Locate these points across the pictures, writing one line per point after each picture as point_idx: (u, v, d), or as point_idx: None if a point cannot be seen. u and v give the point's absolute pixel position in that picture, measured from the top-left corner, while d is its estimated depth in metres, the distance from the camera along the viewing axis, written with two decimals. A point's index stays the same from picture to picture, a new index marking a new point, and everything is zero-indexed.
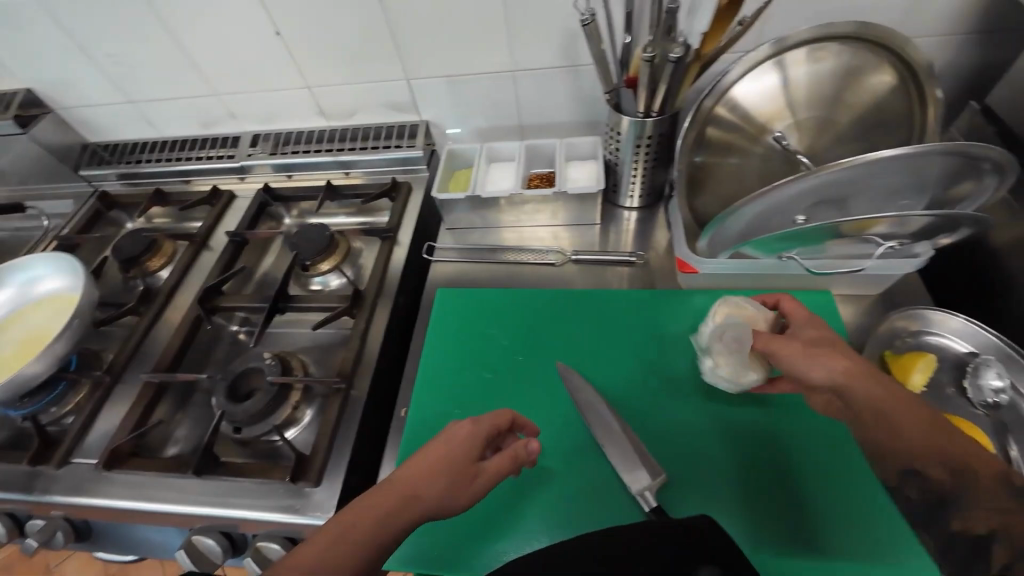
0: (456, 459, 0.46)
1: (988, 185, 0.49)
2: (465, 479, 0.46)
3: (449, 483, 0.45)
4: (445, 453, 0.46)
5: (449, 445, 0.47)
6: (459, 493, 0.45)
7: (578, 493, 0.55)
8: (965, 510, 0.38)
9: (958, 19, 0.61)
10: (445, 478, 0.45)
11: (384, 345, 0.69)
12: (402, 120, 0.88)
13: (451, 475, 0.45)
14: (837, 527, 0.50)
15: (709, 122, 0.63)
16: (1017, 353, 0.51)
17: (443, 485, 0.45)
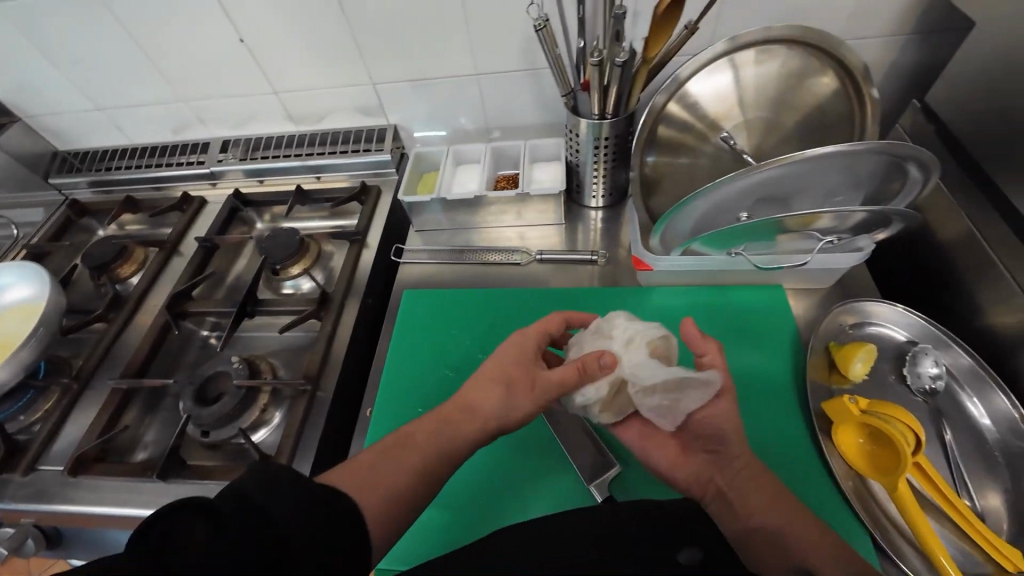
0: (512, 362, 0.52)
1: (916, 181, 0.51)
2: (524, 384, 0.50)
3: (506, 384, 0.50)
4: (502, 359, 0.52)
5: (501, 356, 0.52)
6: (517, 395, 0.50)
7: (545, 484, 0.56)
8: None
9: (898, 21, 0.63)
10: (502, 381, 0.50)
11: (352, 347, 0.71)
12: (371, 124, 0.89)
13: (504, 380, 0.50)
14: None
15: (661, 121, 0.65)
16: (951, 340, 0.54)
17: (501, 388, 0.50)
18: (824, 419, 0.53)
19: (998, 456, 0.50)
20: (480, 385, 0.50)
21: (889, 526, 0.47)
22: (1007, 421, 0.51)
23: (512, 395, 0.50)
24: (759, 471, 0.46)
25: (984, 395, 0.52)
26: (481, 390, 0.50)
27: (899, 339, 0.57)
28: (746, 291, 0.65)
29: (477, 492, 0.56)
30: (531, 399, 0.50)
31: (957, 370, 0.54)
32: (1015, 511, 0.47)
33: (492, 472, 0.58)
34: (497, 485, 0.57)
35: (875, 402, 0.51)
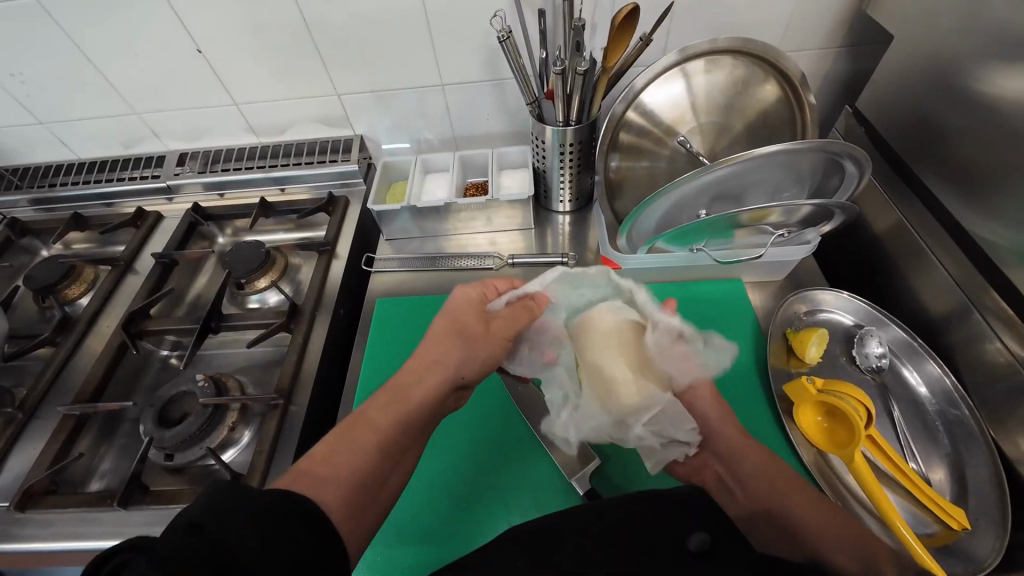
0: (466, 315, 0.54)
1: (852, 176, 0.56)
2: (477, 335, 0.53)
3: (463, 332, 0.52)
4: (456, 314, 0.54)
5: (453, 309, 0.55)
6: (474, 341, 0.52)
7: (526, 487, 0.57)
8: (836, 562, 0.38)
9: (828, 35, 0.70)
10: (458, 332, 0.52)
11: (323, 360, 0.69)
12: (336, 135, 0.88)
13: (435, 370, 0.49)
14: None
15: (621, 127, 0.68)
16: (888, 320, 0.60)
17: (454, 344, 0.51)
18: (787, 400, 0.56)
19: (937, 424, 0.54)
20: (433, 343, 0.51)
21: (850, 498, 0.50)
22: (941, 389, 0.56)
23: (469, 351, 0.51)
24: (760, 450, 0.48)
25: (922, 368, 0.57)
26: (437, 346, 0.51)
27: (848, 323, 0.62)
28: (709, 286, 0.68)
29: (459, 493, 0.57)
30: (490, 348, 0.53)
31: (896, 349, 0.59)
32: (955, 476, 0.51)
33: (473, 478, 0.58)
34: (483, 490, 0.57)
35: (831, 382, 0.54)
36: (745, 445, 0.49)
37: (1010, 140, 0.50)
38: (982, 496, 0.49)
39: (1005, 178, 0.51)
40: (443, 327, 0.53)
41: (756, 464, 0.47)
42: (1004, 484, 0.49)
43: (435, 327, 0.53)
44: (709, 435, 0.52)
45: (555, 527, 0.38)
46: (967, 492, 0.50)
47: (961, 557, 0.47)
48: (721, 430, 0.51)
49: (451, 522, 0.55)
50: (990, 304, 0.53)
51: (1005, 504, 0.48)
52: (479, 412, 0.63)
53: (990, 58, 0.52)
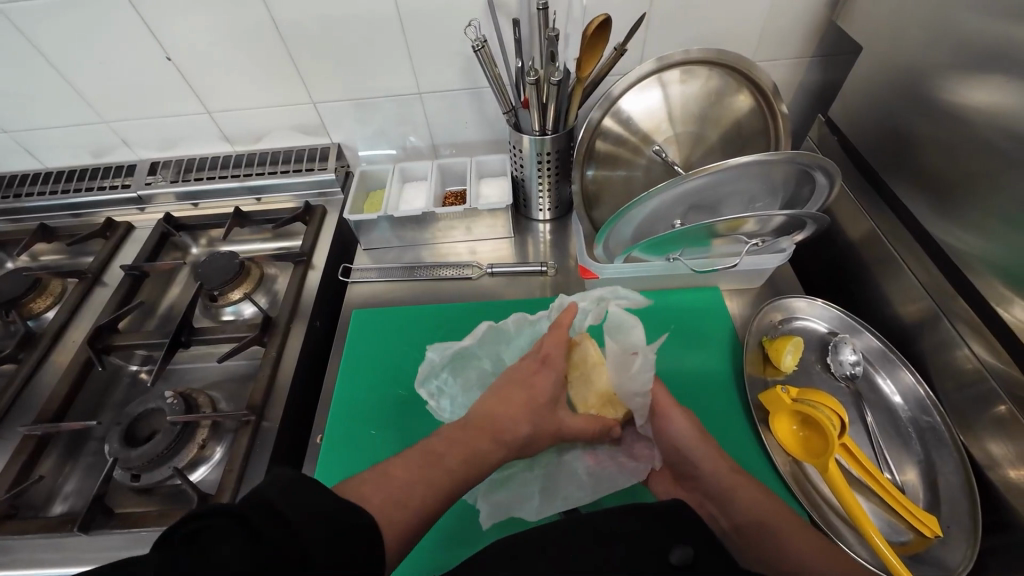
0: (540, 372, 0.52)
1: (823, 186, 0.56)
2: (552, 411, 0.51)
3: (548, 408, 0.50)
4: (527, 368, 0.52)
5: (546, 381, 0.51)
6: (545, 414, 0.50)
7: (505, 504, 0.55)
8: None
9: (802, 43, 0.70)
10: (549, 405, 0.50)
11: (298, 373, 0.67)
12: (313, 143, 0.87)
13: (509, 416, 0.48)
14: None
15: (598, 135, 0.68)
16: (860, 327, 0.60)
17: (528, 411, 0.49)
18: (762, 408, 0.56)
19: (910, 431, 0.55)
20: (507, 399, 0.49)
21: (824, 506, 0.51)
22: (915, 398, 0.56)
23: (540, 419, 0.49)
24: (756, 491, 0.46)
25: (897, 377, 0.57)
26: (513, 407, 0.48)
27: (821, 331, 0.62)
28: (686, 294, 0.68)
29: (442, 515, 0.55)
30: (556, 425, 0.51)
31: (869, 356, 0.59)
32: (928, 483, 0.52)
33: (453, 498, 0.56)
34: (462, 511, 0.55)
35: (807, 392, 0.54)
36: (738, 483, 0.47)
37: (980, 151, 0.51)
38: (954, 504, 0.49)
39: (973, 187, 0.52)
40: (519, 377, 0.51)
41: (751, 503, 0.45)
42: (974, 490, 0.49)
43: (514, 373, 0.52)
44: (697, 469, 0.49)
45: (527, 545, 0.37)
46: (938, 498, 0.51)
47: (933, 565, 0.47)
48: (704, 464, 0.49)
49: (452, 544, 0.53)
50: (959, 311, 0.53)
51: (976, 511, 0.48)
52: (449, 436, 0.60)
53: (956, 70, 0.53)
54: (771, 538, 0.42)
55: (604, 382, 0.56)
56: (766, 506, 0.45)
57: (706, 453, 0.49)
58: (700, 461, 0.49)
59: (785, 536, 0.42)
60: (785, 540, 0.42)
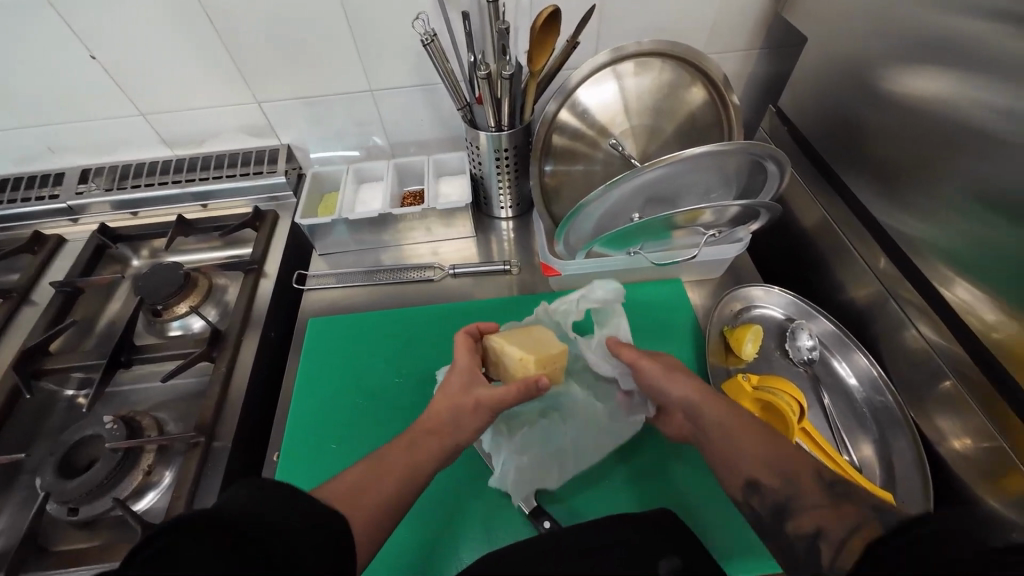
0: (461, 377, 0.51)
1: (775, 175, 0.57)
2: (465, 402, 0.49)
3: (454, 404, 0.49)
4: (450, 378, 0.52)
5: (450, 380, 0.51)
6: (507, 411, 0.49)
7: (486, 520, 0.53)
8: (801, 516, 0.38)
9: (750, 35, 0.71)
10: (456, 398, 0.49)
11: (252, 388, 0.64)
12: (260, 145, 0.83)
13: (456, 423, 0.48)
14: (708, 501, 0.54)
15: (554, 129, 0.67)
16: (815, 312, 0.62)
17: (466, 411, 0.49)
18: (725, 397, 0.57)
19: (865, 412, 0.57)
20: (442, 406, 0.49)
21: None
22: (869, 379, 0.58)
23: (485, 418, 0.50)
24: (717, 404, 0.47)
25: (852, 360, 0.59)
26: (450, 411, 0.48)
27: (779, 317, 0.64)
28: (649, 287, 0.69)
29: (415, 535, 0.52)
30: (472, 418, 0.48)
31: (825, 340, 0.61)
32: (884, 462, 0.53)
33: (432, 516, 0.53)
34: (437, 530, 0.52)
35: (766, 379, 0.55)
36: (703, 402, 0.48)
37: (922, 138, 0.53)
38: (909, 480, 0.51)
39: (917, 173, 0.53)
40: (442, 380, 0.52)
41: (715, 418, 0.46)
42: (926, 466, 0.51)
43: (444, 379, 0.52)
44: (669, 396, 0.50)
45: (492, 559, 0.36)
46: (893, 476, 0.52)
47: None
48: (671, 390, 0.50)
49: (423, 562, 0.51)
50: (906, 294, 0.55)
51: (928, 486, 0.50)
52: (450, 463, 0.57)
53: (895, 59, 0.54)
54: (733, 446, 0.44)
55: (511, 359, 0.53)
56: (726, 419, 0.46)
57: (674, 380, 0.50)
58: (670, 388, 0.50)
59: (744, 445, 0.44)
60: (743, 448, 0.44)
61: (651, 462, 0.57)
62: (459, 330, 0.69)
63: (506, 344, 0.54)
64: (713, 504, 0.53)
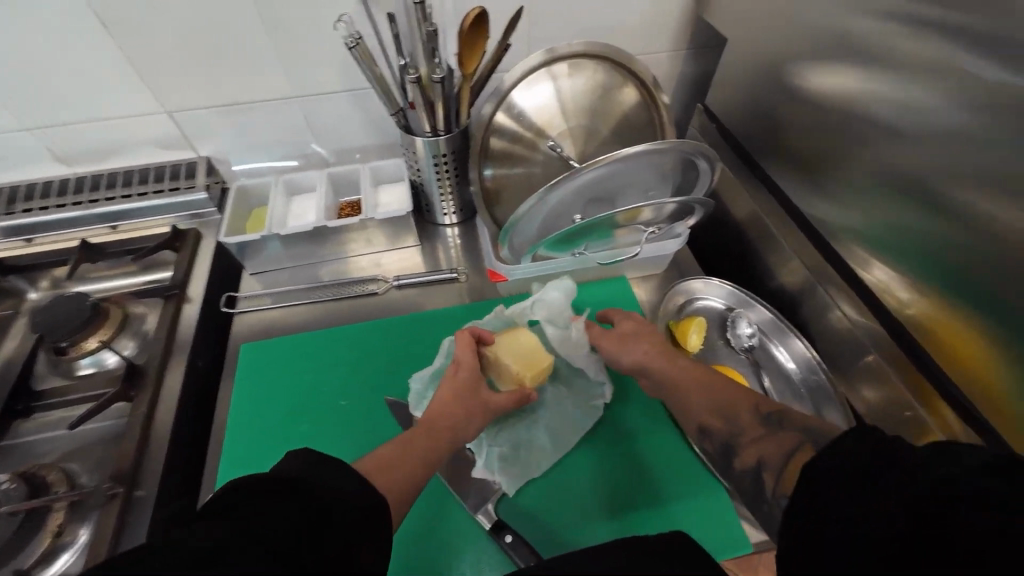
0: (462, 375, 0.52)
1: (707, 172, 0.59)
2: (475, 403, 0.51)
3: (464, 403, 0.50)
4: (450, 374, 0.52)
5: (459, 376, 0.52)
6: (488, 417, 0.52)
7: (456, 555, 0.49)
8: (747, 448, 0.40)
9: (675, 37, 0.74)
10: (464, 398, 0.50)
11: (180, 425, 0.58)
12: (175, 158, 0.76)
13: (463, 422, 0.49)
14: (680, 498, 0.52)
15: (492, 132, 0.66)
16: (752, 301, 0.64)
17: (464, 410, 0.50)
18: None
19: (803, 392, 0.60)
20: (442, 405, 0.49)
21: None
22: (805, 361, 0.61)
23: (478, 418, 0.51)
24: (660, 355, 0.51)
25: (789, 344, 0.62)
26: (449, 411, 0.49)
27: (720, 308, 0.66)
28: (596, 286, 0.69)
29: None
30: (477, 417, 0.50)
31: (763, 328, 0.64)
32: None
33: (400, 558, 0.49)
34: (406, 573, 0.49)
35: None
36: (651, 358, 0.52)
37: (833, 131, 0.56)
38: None
39: (833, 164, 0.57)
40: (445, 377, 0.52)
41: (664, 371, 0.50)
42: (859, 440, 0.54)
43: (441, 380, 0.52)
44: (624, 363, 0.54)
45: None
46: None
47: None
48: (622, 355, 0.54)
49: None
50: (831, 278, 0.59)
51: None
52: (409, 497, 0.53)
53: (805, 58, 0.58)
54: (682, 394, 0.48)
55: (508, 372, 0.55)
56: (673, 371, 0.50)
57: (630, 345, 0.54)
58: (624, 354, 0.54)
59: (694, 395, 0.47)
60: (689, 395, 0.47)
61: (618, 465, 0.55)
62: (409, 344, 0.66)
63: (506, 345, 0.56)
64: (681, 499, 0.52)
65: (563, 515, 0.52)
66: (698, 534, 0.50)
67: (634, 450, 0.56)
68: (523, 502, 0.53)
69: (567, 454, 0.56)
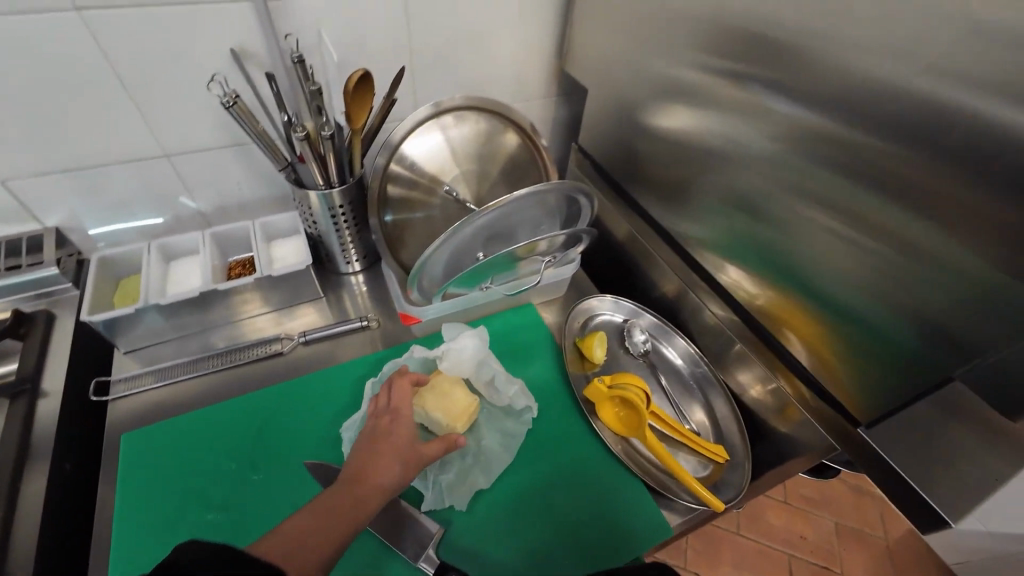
0: (398, 419, 0.52)
1: (589, 206, 0.67)
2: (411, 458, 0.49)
3: (398, 458, 0.48)
4: (387, 418, 0.52)
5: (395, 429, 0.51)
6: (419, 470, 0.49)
7: None
8: None
9: (544, 87, 0.84)
10: (397, 452, 0.49)
11: (46, 547, 0.48)
12: (11, 232, 0.65)
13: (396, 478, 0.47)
14: (607, 496, 0.55)
15: (389, 180, 0.68)
16: (642, 311, 0.73)
17: (397, 458, 0.48)
18: (589, 402, 0.62)
19: (693, 383, 0.69)
20: (377, 453, 0.48)
21: (652, 468, 0.58)
22: (690, 356, 0.70)
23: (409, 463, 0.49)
24: None
25: (674, 343, 0.71)
26: (380, 463, 0.47)
27: (616, 320, 0.74)
28: (506, 316, 0.73)
29: None
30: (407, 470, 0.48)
31: (655, 333, 0.72)
32: (713, 421, 0.65)
33: None
34: None
35: (618, 377, 0.61)
36: None
37: (678, 160, 0.67)
38: (731, 431, 0.63)
39: (684, 188, 0.68)
40: (379, 431, 0.51)
41: None
42: (739, 417, 0.63)
43: (372, 431, 0.51)
44: None
45: None
46: (719, 430, 0.64)
47: (728, 485, 0.58)
48: None
49: None
50: (697, 283, 0.70)
51: (742, 431, 0.62)
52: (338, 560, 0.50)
53: (648, 103, 0.69)
54: None
55: (438, 421, 0.56)
56: None
57: None
58: None
59: None
60: None
61: (547, 480, 0.57)
62: (324, 401, 0.63)
63: (439, 389, 0.58)
64: (610, 497, 0.55)
65: (504, 545, 0.52)
66: (629, 525, 0.54)
67: (559, 462, 0.58)
68: (465, 541, 0.52)
69: (499, 481, 0.56)
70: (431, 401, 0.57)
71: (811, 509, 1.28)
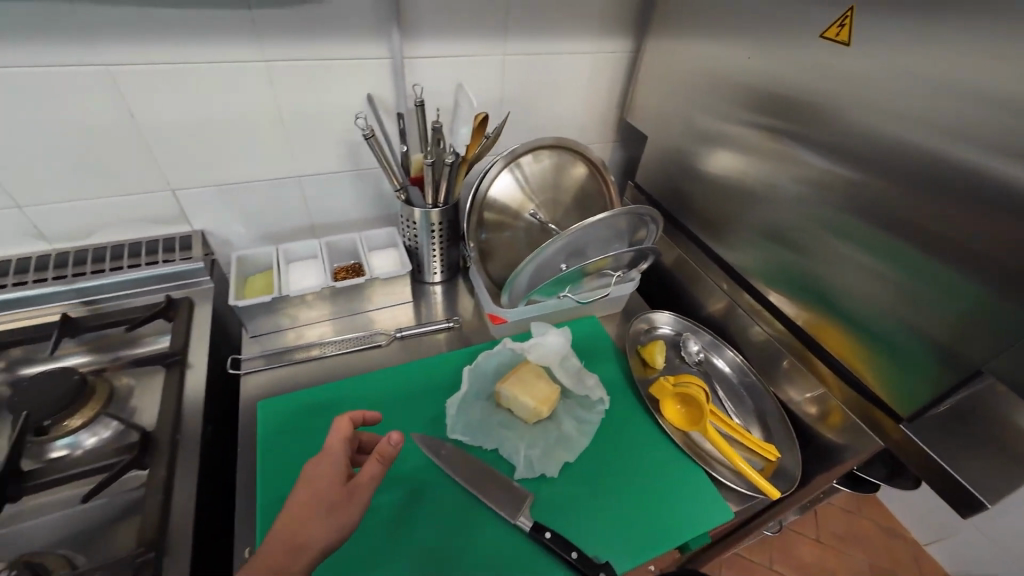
0: (323, 466, 0.52)
1: (653, 230, 0.78)
2: (341, 498, 0.49)
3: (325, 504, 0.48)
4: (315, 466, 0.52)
5: (322, 472, 0.51)
6: (350, 504, 0.49)
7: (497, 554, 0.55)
8: None
9: (603, 133, 0.99)
10: (321, 500, 0.49)
11: (199, 491, 0.57)
12: (169, 232, 0.78)
13: (322, 523, 0.47)
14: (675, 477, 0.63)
15: (485, 207, 0.81)
16: (696, 326, 0.82)
17: (318, 512, 0.48)
18: (654, 398, 0.71)
19: (743, 390, 0.76)
20: (295, 511, 0.48)
21: (712, 457, 0.66)
22: (739, 367, 0.78)
23: (338, 507, 0.49)
24: None
25: (723, 354, 0.79)
26: (304, 522, 0.47)
27: (671, 333, 0.83)
28: (575, 324, 0.83)
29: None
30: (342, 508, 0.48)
31: (707, 345, 0.81)
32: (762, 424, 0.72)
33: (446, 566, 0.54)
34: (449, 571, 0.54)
35: (681, 377, 0.70)
36: None
37: (724, 197, 0.79)
38: (779, 433, 0.70)
39: (729, 221, 0.79)
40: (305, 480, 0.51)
41: None
42: (787, 421, 0.70)
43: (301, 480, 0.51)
44: None
45: None
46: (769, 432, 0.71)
47: (782, 476, 0.65)
48: None
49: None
50: (745, 301, 0.79)
51: (790, 431, 0.69)
52: (446, 515, 0.58)
53: (697, 149, 0.82)
54: None
55: (525, 406, 0.65)
56: None
57: None
58: None
59: None
60: None
61: (622, 460, 0.64)
62: (421, 385, 0.72)
63: (529, 378, 0.67)
64: (678, 479, 0.63)
65: (586, 511, 0.59)
66: (694, 504, 0.61)
67: (631, 447, 0.66)
68: (553, 506, 0.59)
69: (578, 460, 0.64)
70: (520, 388, 0.66)
71: (844, 547, 1.29)
